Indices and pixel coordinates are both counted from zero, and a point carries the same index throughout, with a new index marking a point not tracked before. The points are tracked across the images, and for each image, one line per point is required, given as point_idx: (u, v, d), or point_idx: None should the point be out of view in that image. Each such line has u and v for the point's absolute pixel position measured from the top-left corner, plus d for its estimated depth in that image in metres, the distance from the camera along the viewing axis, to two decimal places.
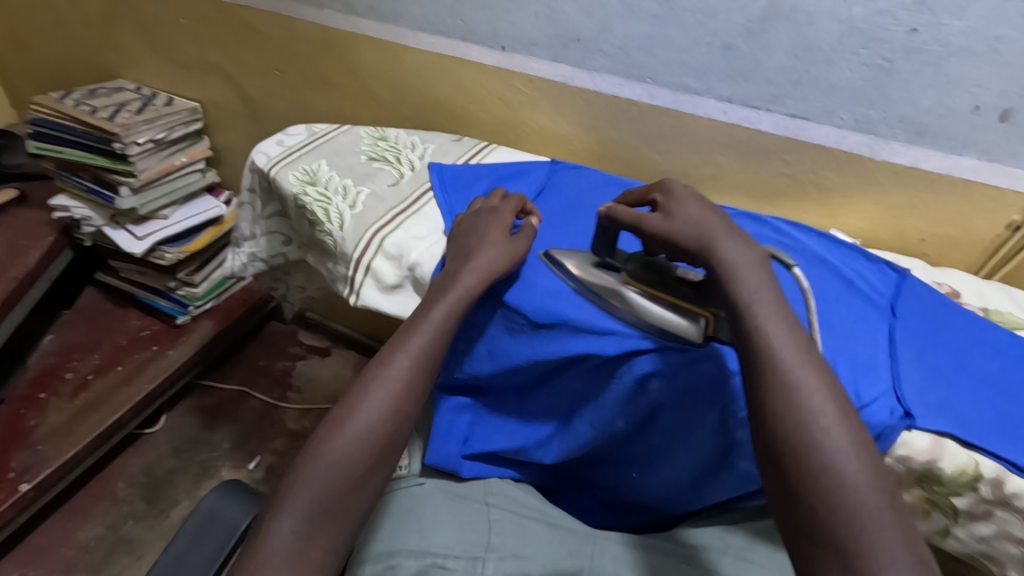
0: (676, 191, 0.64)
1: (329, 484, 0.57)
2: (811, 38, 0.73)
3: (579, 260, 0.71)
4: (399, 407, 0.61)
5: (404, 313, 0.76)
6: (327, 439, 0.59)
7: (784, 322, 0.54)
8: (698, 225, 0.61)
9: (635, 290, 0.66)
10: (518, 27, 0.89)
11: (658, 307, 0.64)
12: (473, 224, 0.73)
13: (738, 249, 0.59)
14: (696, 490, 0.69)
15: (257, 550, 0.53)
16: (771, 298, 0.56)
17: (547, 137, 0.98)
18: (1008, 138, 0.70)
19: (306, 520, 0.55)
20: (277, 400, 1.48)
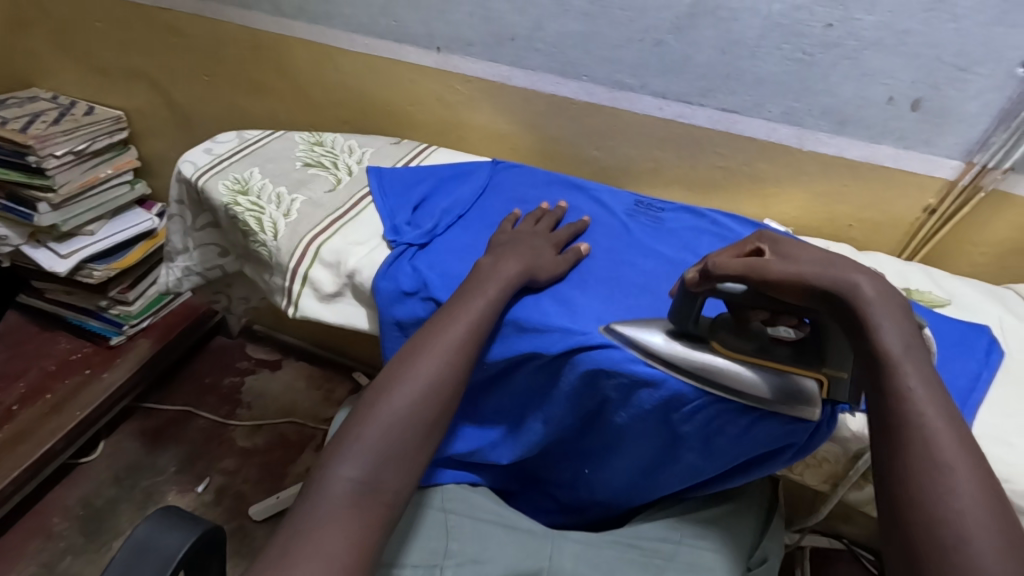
0: (784, 239, 0.59)
1: (388, 428, 0.58)
2: (737, 34, 0.75)
3: (662, 330, 0.62)
4: (454, 362, 0.61)
5: (347, 322, 0.74)
6: (390, 392, 0.60)
7: (935, 393, 0.49)
8: (825, 264, 0.54)
9: (735, 359, 0.58)
10: (452, 27, 0.88)
11: (766, 375, 0.57)
12: (515, 240, 0.71)
13: (883, 290, 0.53)
14: (651, 482, 0.70)
15: (318, 492, 0.54)
16: (920, 362, 0.50)
17: (488, 137, 0.97)
18: (921, 127, 0.74)
19: (366, 470, 0.56)
20: (226, 418, 1.42)
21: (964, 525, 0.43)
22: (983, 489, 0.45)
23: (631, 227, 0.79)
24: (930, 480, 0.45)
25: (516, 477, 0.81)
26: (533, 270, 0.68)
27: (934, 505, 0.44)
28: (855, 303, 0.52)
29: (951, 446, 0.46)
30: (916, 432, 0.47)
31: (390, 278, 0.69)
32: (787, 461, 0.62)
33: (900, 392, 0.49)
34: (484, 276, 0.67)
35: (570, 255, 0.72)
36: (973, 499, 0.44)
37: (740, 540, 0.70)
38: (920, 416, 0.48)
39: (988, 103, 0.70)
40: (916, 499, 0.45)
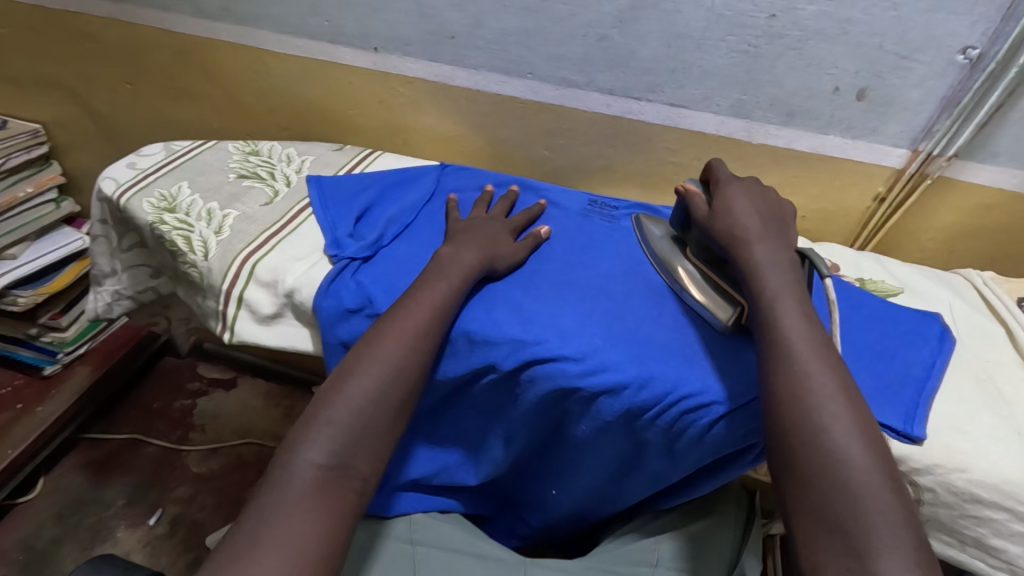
0: (730, 179, 0.66)
1: (358, 411, 0.54)
2: (681, 26, 0.73)
3: (667, 229, 0.72)
4: (420, 344, 0.58)
5: (288, 344, 0.70)
6: (354, 374, 0.56)
7: (803, 317, 0.54)
8: (735, 220, 0.61)
9: (690, 264, 0.67)
10: (388, 26, 0.84)
11: (702, 282, 0.65)
12: (473, 225, 0.71)
13: (772, 250, 0.59)
14: (619, 492, 0.69)
15: (283, 479, 0.51)
16: (795, 297, 0.55)
17: (435, 139, 0.94)
18: (867, 116, 0.74)
19: (333, 453, 0.52)
20: (177, 443, 1.33)
21: (820, 417, 0.48)
22: (839, 386, 0.49)
23: (585, 228, 0.76)
24: (792, 380, 0.50)
25: (488, 497, 0.79)
26: (491, 257, 0.67)
27: (797, 404, 0.49)
28: (740, 256, 0.59)
29: (811, 353, 0.51)
30: (782, 346, 0.52)
31: (333, 295, 0.65)
32: (756, 457, 0.59)
33: (771, 316, 0.54)
34: (443, 262, 0.65)
35: (528, 240, 0.71)
36: (830, 394, 0.49)
37: (720, 564, 0.67)
38: (788, 334, 0.52)
39: (930, 90, 0.70)
40: (783, 400, 0.49)
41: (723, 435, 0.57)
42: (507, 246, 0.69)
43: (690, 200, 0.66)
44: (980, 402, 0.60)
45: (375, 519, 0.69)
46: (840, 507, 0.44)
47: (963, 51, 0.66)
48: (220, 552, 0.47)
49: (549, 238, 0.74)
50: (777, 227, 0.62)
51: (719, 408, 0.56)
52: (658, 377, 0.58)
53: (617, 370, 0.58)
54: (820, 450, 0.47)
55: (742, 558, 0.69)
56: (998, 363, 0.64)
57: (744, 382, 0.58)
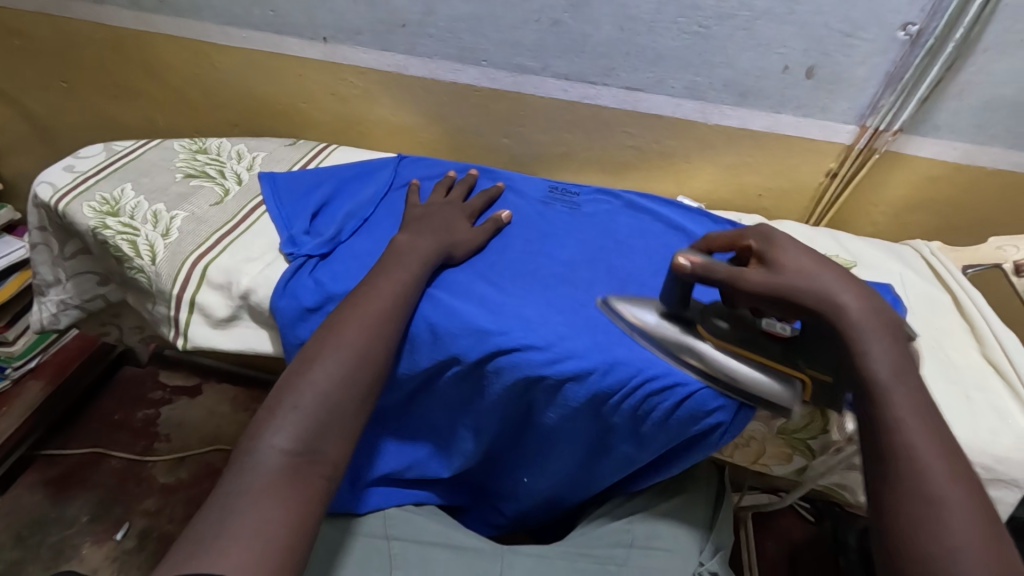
0: (778, 239, 0.55)
1: (325, 395, 0.52)
2: (632, 9, 0.72)
3: (655, 310, 0.61)
4: (382, 334, 0.57)
5: (245, 348, 0.68)
6: (315, 362, 0.54)
7: (923, 419, 0.47)
8: (814, 275, 0.51)
9: (718, 349, 0.57)
10: (336, 14, 0.81)
11: (746, 366, 0.56)
12: (432, 213, 0.70)
13: (865, 306, 0.50)
14: (591, 477, 0.69)
15: (247, 468, 0.48)
16: (910, 390, 0.48)
17: (392, 130, 0.92)
18: (816, 93, 0.75)
19: (300, 439, 0.50)
20: (141, 454, 1.25)
21: (955, 560, 0.42)
22: (974, 520, 0.43)
23: (546, 214, 0.76)
24: (919, 509, 0.44)
25: (463, 489, 0.79)
26: (448, 245, 0.66)
27: (926, 542, 0.43)
28: (839, 324, 0.50)
29: (938, 473, 0.45)
30: (902, 461, 0.46)
31: (290, 295, 0.63)
32: (729, 438, 0.58)
33: (890, 420, 0.47)
34: (399, 252, 0.64)
35: (488, 225, 0.71)
36: (966, 531, 0.43)
37: (693, 540, 0.68)
38: (912, 446, 0.46)
39: (874, 67, 0.71)
40: (905, 529, 0.44)
41: (689, 416, 0.58)
42: (465, 237, 0.69)
43: (718, 273, 0.54)
44: (931, 370, 0.62)
45: (344, 519, 0.66)
46: None
47: (904, 28, 0.67)
48: (182, 544, 0.44)
49: (511, 221, 0.74)
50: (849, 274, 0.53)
51: (682, 389, 0.57)
52: (621, 362, 0.58)
53: (582, 356, 0.59)
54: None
55: (708, 536, 0.69)
56: (944, 330, 0.67)
57: None
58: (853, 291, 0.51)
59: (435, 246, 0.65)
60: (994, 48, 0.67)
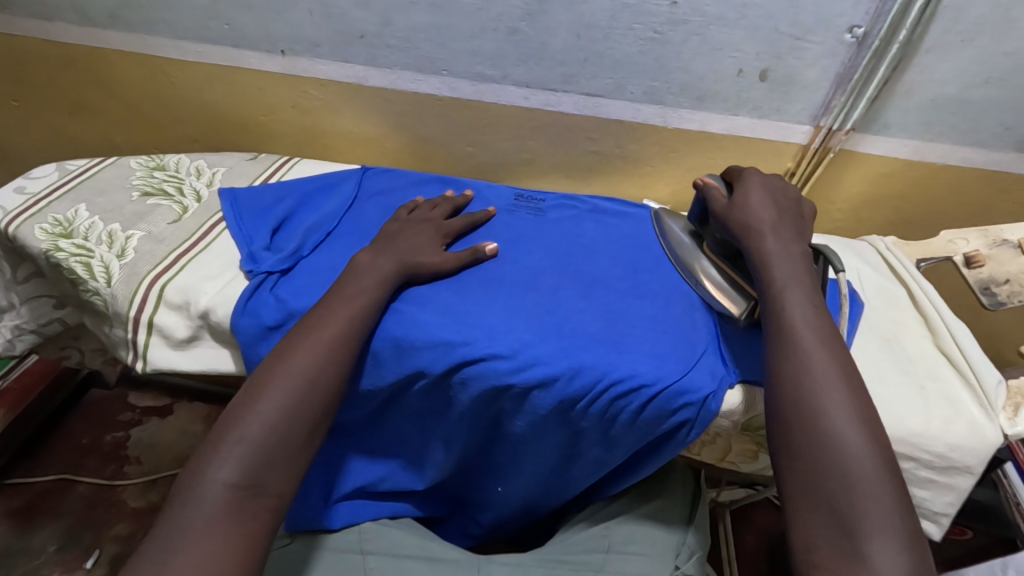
0: (746, 177, 0.67)
1: (272, 425, 0.51)
2: (588, 17, 0.73)
3: (686, 226, 0.74)
4: (336, 356, 0.56)
5: (207, 368, 0.67)
6: (264, 390, 0.53)
7: (810, 305, 0.55)
8: (749, 212, 0.62)
9: (706, 258, 0.69)
10: (292, 26, 0.80)
11: (716, 276, 0.67)
12: (404, 231, 0.69)
13: (781, 242, 0.60)
14: (563, 485, 0.70)
15: (188, 504, 0.47)
16: (803, 286, 0.56)
17: (356, 141, 0.92)
18: (770, 95, 0.77)
19: (246, 472, 0.49)
20: (110, 479, 1.21)
21: (824, 408, 0.49)
22: (843, 381, 0.50)
23: (511, 221, 0.76)
24: (797, 367, 0.51)
25: (440, 501, 0.79)
26: (410, 266, 0.65)
27: (802, 393, 0.50)
28: (755, 240, 0.60)
29: (823, 355, 0.52)
30: (795, 347, 0.52)
31: (251, 314, 0.62)
32: (696, 435, 0.59)
33: (779, 308, 0.55)
34: (358, 272, 0.64)
35: (466, 253, 0.68)
36: (834, 384, 0.50)
37: (670, 543, 0.68)
38: (796, 326, 0.53)
39: (824, 68, 0.73)
40: (785, 389, 0.51)
41: (655, 416, 0.59)
42: (433, 259, 0.66)
43: (712, 193, 0.67)
44: (890, 362, 0.63)
45: (320, 534, 0.66)
46: (834, 490, 0.45)
47: (850, 31, 0.69)
48: None
49: (496, 255, 0.70)
50: (791, 218, 0.64)
51: (648, 389, 0.58)
52: (589, 365, 0.59)
53: (545, 363, 0.59)
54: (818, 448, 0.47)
55: (686, 538, 0.69)
56: (899, 323, 0.69)
57: (670, 362, 0.59)
58: (780, 230, 0.61)
59: (397, 266, 0.64)
60: (937, 48, 0.69)
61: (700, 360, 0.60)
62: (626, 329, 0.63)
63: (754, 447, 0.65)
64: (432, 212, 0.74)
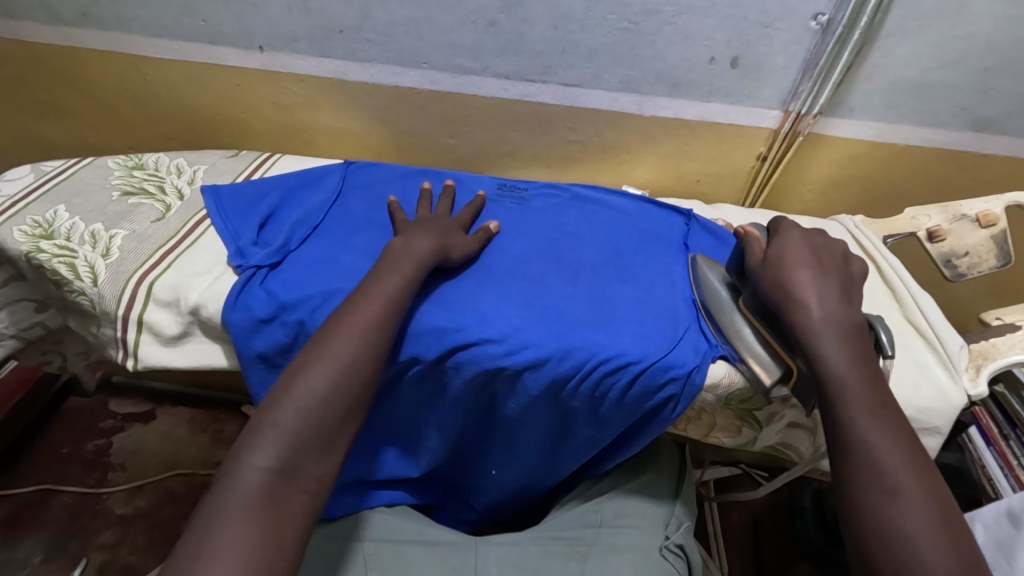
0: (785, 238, 0.62)
1: (308, 410, 0.51)
2: (565, 8, 0.74)
3: (722, 275, 0.66)
4: (371, 339, 0.56)
5: (198, 363, 0.67)
6: (302, 372, 0.53)
7: (882, 422, 0.51)
8: (787, 278, 0.58)
9: (743, 316, 0.62)
10: (269, 21, 0.80)
11: (752, 338, 0.60)
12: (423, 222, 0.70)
13: (826, 312, 0.56)
14: (557, 465, 0.72)
15: (230, 484, 0.48)
16: (871, 392, 0.52)
17: (337, 136, 0.93)
18: (742, 82, 0.79)
19: (283, 454, 0.49)
20: (94, 487, 1.17)
21: (919, 553, 0.45)
22: (932, 517, 0.46)
23: (497, 211, 0.78)
24: (882, 506, 0.47)
25: (434, 488, 0.80)
26: (444, 248, 0.65)
27: (892, 537, 0.46)
28: (801, 324, 0.56)
29: (910, 488, 0.48)
30: (875, 479, 0.48)
31: (241, 308, 0.63)
32: (680, 411, 0.62)
33: (849, 427, 0.51)
34: (397, 254, 0.63)
35: (479, 235, 0.71)
36: (924, 522, 0.46)
37: (657, 515, 0.70)
38: (874, 452, 0.49)
39: (792, 55, 0.76)
40: (871, 531, 0.47)
41: (644, 392, 0.61)
42: (463, 245, 0.68)
43: (748, 243, 0.63)
44: None
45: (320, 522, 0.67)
46: None
47: (815, 18, 0.72)
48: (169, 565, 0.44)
49: (498, 232, 0.74)
50: (839, 288, 0.59)
51: (635, 367, 0.60)
52: (578, 347, 0.61)
53: (537, 345, 0.60)
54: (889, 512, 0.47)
55: (675, 509, 0.72)
56: (871, 296, 0.72)
57: (657, 342, 0.62)
58: (827, 296, 0.57)
59: (435, 245, 0.65)
60: (896, 34, 0.73)
61: (683, 339, 0.62)
62: (612, 312, 0.65)
63: (737, 421, 0.67)
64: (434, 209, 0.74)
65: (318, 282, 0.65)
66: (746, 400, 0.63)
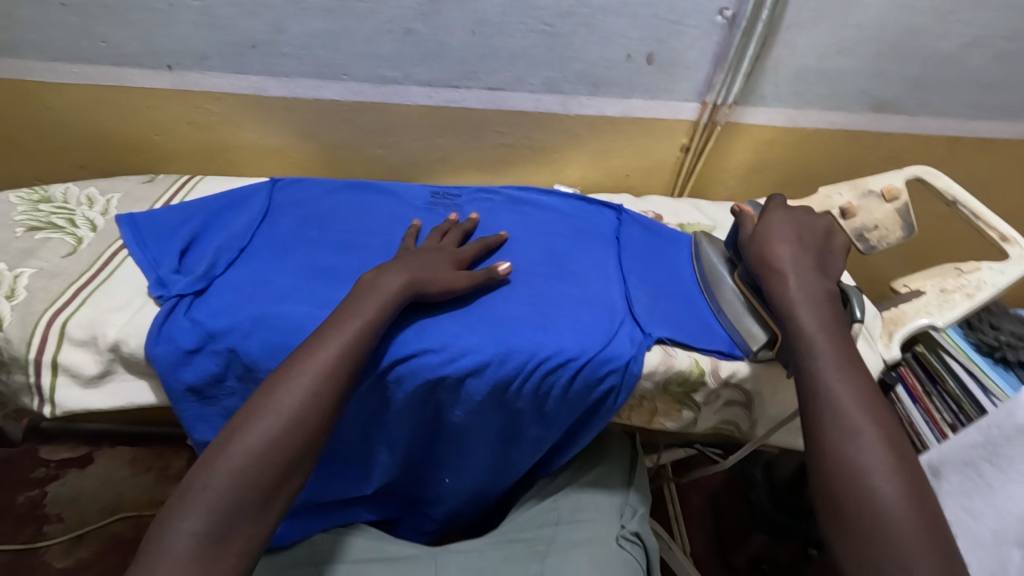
0: (774, 211, 0.68)
1: (248, 466, 0.49)
2: (481, 13, 0.75)
3: (719, 252, 0.72)
4: (321, 391, 0.53)
5: (124, 402, 0.64)
6: (243, 428, 0.51)
7: (848, 369, 0.54)
8: (769, 244, 0.63)
9: (733, 287, 0.67)
10: (175, 40, 0.77)
11: (741, 308, 0.66)
12: (416, 254, 0.67)
13: (804, 283, 0.60)
14: (511, 467, 0.72)
15: (154, 554, 0.45)
16: (837, 343, 0.55)
17: (262, 153, 0.90)
18: (659, 77, 0.82)
19: (210, 520, 0.47)
20: (30, 541, 1.06)
21: (869, 479, 0.48)
22: (886, 449, 0.49)
23: (430, 221, 0.78)
24: (835, 435, 0.50)
25: (391, 502, 0.78)
26: (420, 283, 0.62)
27: (845, 463, 0.49)
28: (777, 282, 0.60)
29: (868, 425, 0.50)
30: (837, 417, 0.51)
31: (166, 340, 0.60)
32: (622, 402, 0.63)
33: (814, 370, 0.54)
34: (362, 291, 0.60)
35: (481, 274, 0.66)
36: (878, 454, 0.49)
37: (613, 501, 0.72)
38: (833, 390, 0.53)
39: (703, 49, 0.79)
40: (825, 457, 0.50)
41: (585, 386, 0.62)
42: (446, 279, 0.64)
43: (741, 219, 0.69)
44: None
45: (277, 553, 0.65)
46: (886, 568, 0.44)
47: (720, 13, 0.75)
48: None
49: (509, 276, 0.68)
50: (813, 254, 0.63)
51: (574, 364, 0.61)
52: (517, 349, 0.61)
53: (476, 351, 0.60)
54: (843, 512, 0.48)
55: (629, 497, 0.73)
56: None
57: (594, 336, 0.63)
58: (804, 272, 0.61)
59: (406, 282, 0.61)
60: (796, 24, 0.77)
61: (619, 332, 0.64)
62: (551, 310, 0.66)
63: (676, 404, 0.67)
64: (444, 240, 0.71)
65: (246, 306, 0.63)
66: (682, 383, 0.64)
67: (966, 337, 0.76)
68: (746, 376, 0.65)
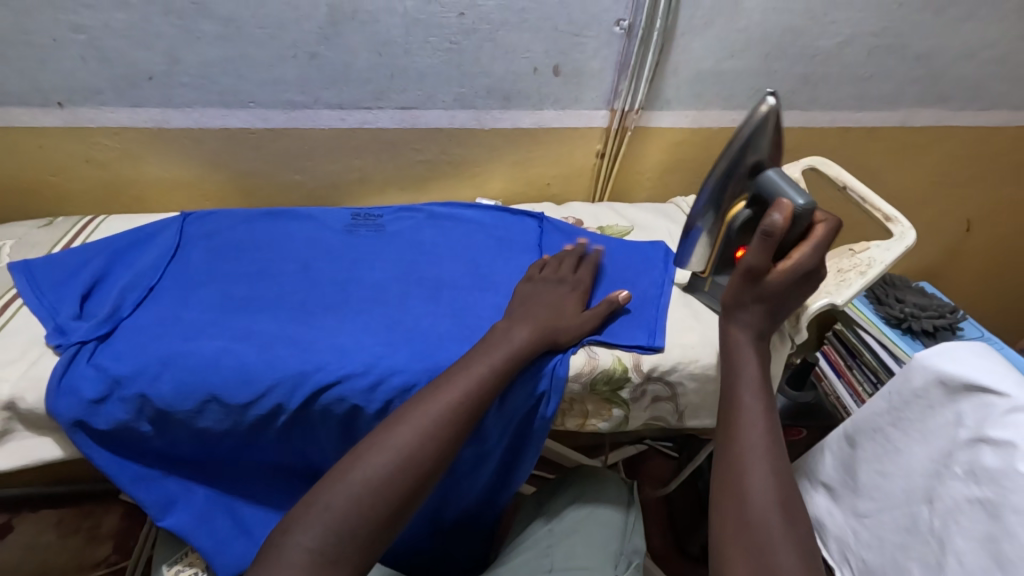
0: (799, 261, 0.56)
1: (363, 500, 0.46)
2: (384, 35, 0.76)
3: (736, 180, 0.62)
4: (442, 432, 0.50)
5: (27, 461, 0.60)
6: (362, 455, 0.48)
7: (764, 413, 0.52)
8: (757, 294, 0.56)
9: (717, 221, 0.65)
10: (64, 76, 0.74)
11: (705, 239, 0.67)
12: (536, 292, 0.67)
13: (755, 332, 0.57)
14: (457, 484, 0.70)
15: (269, 565, 0.43)
16: (763, 390, 0.54)
17: (169, 187, 0.87)
18: (567, 88, 0.85)
19: (325, 538, 0.44)
20: None
21: (762, 517, 0.46)
22: (781, 494, 0.47)
23: (351, 243, 0.77)
24: (740, 469, 0.49)
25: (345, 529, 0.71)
26: (546, 334, 0.62)
27: (743, 497, 0.47)
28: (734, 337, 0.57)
29: (770, 469, 0.48)
30: (742, 456, 0.49)
31: (67, 392, 0.57)
32: (554, 407, 0.64)
33: (733, 408, 0.53)
34: (495, 341, 0.60)
35: (602, 307, 0.67)
36: (775, 495, 0.47)
37: (609, 546, 0.66)
38: (747, 425, 0.51)
39: (605, 58, 0.82)
40: (728, 492, 0.48)
41: (522, 394, 0.63)
42: (573, 322, 0.65)
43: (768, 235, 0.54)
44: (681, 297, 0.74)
45: None
46: None
47: (617, 24, 0.79)
48: None
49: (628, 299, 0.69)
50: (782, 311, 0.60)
51: None
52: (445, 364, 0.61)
53: (402, 369, 0.60)
54: (736, 508, 0.47)
55: (623, 547, 0.67)
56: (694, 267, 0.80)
57: None
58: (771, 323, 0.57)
59: (541, 334, 0.62)
60: (688, 32, 0.81)
61: None
62: (474, 322, 0.66)
63: (605, 404, 0.69)
64: (560, 269, 0.71)
65: (157, 347, 0.60)
66: (607, 382, 0.66)
67: (878, 313, 0.88)
68: (668, 367, 0.67)
